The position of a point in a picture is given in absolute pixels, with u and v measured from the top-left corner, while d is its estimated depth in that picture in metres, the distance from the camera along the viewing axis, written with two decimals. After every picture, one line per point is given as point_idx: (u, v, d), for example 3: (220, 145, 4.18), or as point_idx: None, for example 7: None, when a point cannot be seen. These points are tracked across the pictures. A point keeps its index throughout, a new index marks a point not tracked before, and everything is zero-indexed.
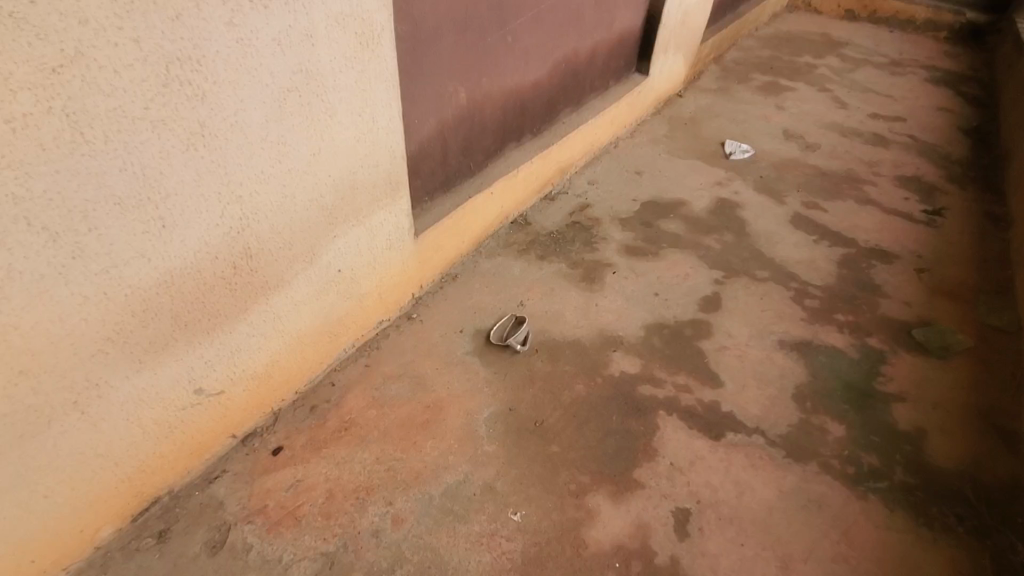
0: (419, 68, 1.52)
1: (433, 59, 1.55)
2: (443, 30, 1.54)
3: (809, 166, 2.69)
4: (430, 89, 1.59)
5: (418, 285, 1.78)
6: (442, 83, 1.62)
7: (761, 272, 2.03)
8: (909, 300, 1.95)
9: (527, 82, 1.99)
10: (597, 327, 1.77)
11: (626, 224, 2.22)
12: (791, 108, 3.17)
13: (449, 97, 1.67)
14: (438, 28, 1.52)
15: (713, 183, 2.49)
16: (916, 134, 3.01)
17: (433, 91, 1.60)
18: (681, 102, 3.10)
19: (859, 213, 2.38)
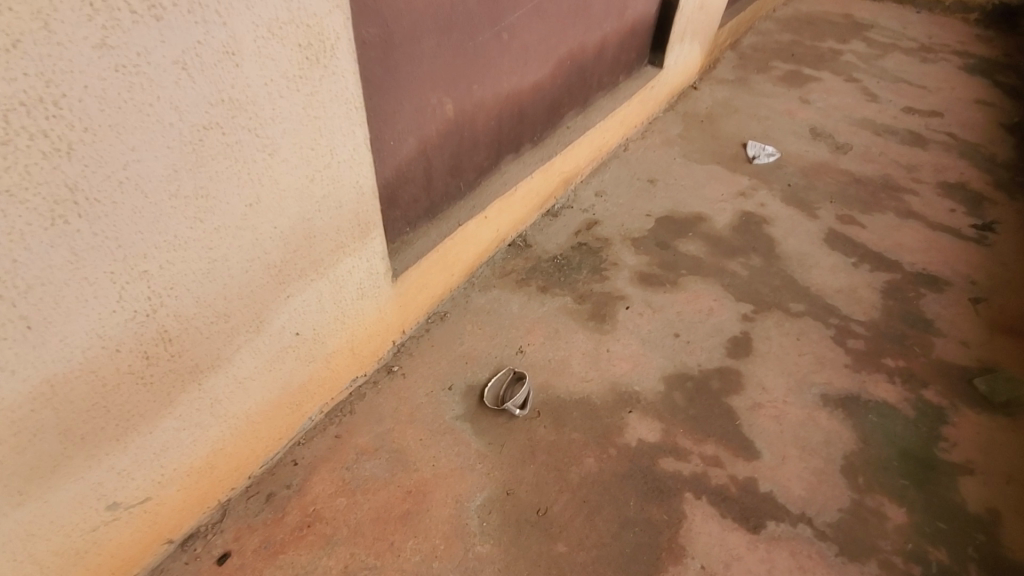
0: (393, 78, 1.23)
1: (410, 66, 1.26)
2: (422, 29, 1.24)
3: (841, 170, 2.40)
4: (407, 103, 1.30)
5: (398, 332, 1.52)
6: (423, 94, 1.33)
7: (795, 305, 1.76)
8: (967, 340, 1.69)
9: (526, 85, 1.69)
10: (609, 380, 1.51)
11: (640, 244, 1.93)
12: (818, 101, 2.85)
13: (432, 111, 1.38)
14: (416, 27, 1.22)
15: (735, 194, 2.20)
16: (956, 132, 2.71)
17: (411, 105, 1.31)
18: (696, 94, 2.79)
19: (901, 229, 2.11)
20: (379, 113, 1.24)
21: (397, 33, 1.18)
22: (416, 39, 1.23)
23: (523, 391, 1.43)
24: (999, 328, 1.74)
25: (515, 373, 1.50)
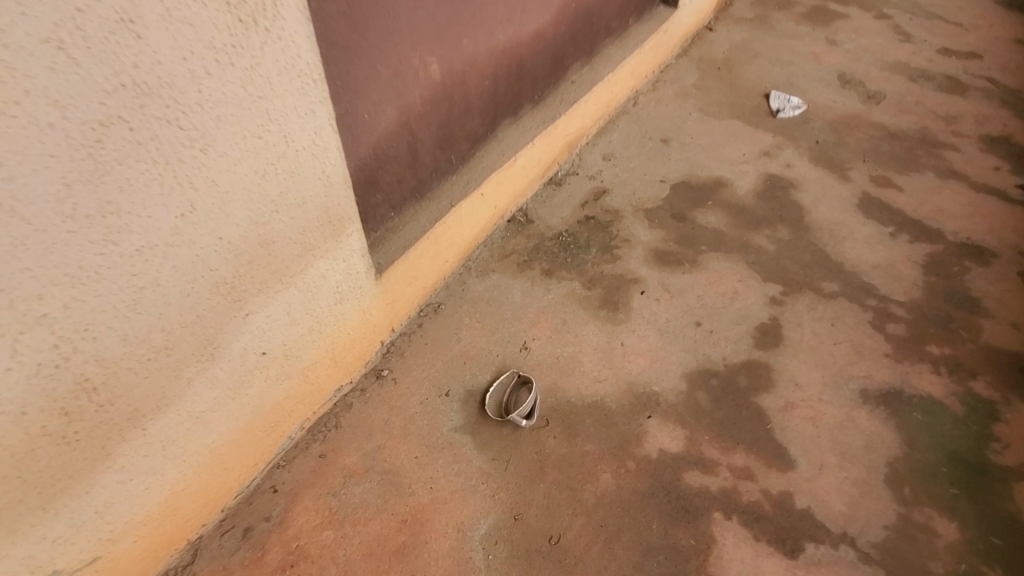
0: (362, 35, 1.00)
1: (382, 19, 1.02)
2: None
3: (874, 122, 2.15)
4: (383, 65, 1.07)
5: (386, 331, 1.35)
6: (401, 53, 1.10)
7: (828, 285, 1.58)
8: (1018, 321, 1.52)
9: (524, 36, 1.44)
10: (625, 379, 1.35)
11: (654, 216, 1.72)
12: (846, 42, 2.54)
13: (413, 75, 1.15)
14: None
15: (758, 154, 1.96)
16: (999, 73, 2.43)
17: (387, 69, 1.09)
18: (711, 36, 2.49)
19: (941, 191, 1.90)
20: (348, 80, 1.02)
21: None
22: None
23: (530, 399, 1.27)
24: None
25: (520, 375, 1.33)
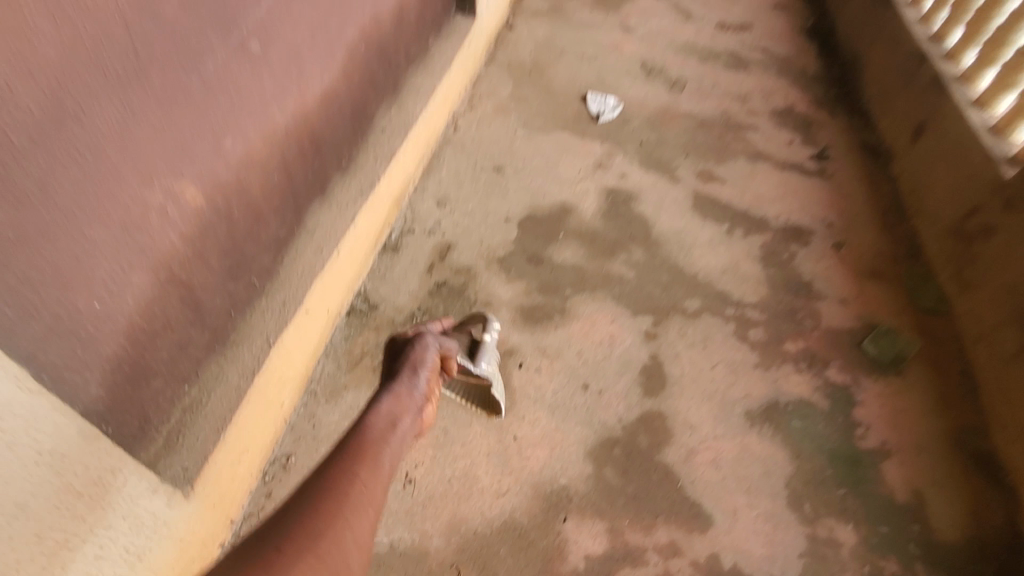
0: (42, 200, 0.60)
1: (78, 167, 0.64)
2: (76, 82, 0.60)
3: (685, 116, 2.04)
4: (99, 222, 0.68)
5: (223, 532, 1.07)
6: (127, 193, 0.70)
7: (691, 302, 1.54)
8: (846, 298, 1.61)
9: (313, 102, 1.07)
10: (529, 483, 1.20)
11: (510, 266, 1.51)
12: (640, 25, 2.39)
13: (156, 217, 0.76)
14: (59, 81, 0.58)
15: (592, 167, 1.81)
16: (769, 47, 2.38)
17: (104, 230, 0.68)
18: (514, 40, 2.21)
19: (755, 176, 1.88)
20: (34, 273, 0.62)
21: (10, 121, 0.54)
22: (64, 108, 0.59)
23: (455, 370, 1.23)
24: (869, 270, 1.68)
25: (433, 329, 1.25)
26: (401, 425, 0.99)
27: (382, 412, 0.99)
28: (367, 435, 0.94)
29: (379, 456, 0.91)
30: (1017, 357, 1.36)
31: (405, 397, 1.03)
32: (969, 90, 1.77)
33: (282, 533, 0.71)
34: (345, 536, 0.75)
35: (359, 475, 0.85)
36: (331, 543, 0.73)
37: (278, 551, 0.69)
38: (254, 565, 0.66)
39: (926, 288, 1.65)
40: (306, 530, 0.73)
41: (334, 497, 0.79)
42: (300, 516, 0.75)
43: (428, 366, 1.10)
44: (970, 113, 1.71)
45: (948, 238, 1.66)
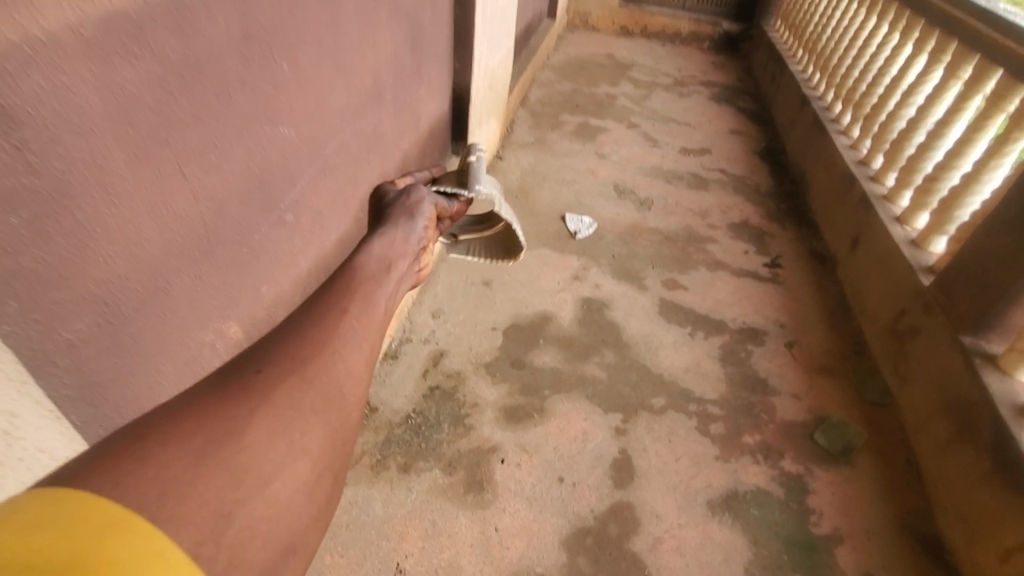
0: (135, 350, 0.81)
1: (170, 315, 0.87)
2: (169, 267, 0.83)
3: (653, 230, 2.36)
4: (172, 359, 0.89)
5: None
6: (190, 336, 0.92)
7: (657, 399, 1.73)
8: (798, 393, 1.80)
9: (330, 247, 1.36)
10: (509, 571, 1.34)
11: (495, 370, 1.73)
12: (613, 155, 2.80)
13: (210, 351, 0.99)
14: (159, 267, 0.81)
15: (569, 279, 2.08)
16: (727, 168, 2.82)
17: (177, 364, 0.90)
18: (504, 168, 2.60)
19: (714, 283, 2.15)
20: (121, 403, 0.81)
21: (124, 300, 0.76)
22: (160, 284, 0.82)
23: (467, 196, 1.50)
24: (818, 367, 1.89)
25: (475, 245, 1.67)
26: (396, 254, 1.10)
27: (379, 246, 1.08)
28: (365, 261, 1.01)
29: (374, 294, 0.92)
30: (948, 446, 1.52)
31: (401, 238, 1.15)
32: (892, 207, 2.07)
33: (264, 355, 0.71)
34: (332, 357, 0.75)
35: (345, 307, 0.84)
36: (317, 368, 0.72)
37: (260, 373, 0.68)
38: (231, 391, 0.64)
39: (871, 383, 1.84)
40: (287, 348, 0.73)
41: (318, 318, 0.80)
42: (280, 339, 0.75)
43: (425, 209, 1.32)
44: (892, 226, 1.98)
45: (886, 337, 1.88)
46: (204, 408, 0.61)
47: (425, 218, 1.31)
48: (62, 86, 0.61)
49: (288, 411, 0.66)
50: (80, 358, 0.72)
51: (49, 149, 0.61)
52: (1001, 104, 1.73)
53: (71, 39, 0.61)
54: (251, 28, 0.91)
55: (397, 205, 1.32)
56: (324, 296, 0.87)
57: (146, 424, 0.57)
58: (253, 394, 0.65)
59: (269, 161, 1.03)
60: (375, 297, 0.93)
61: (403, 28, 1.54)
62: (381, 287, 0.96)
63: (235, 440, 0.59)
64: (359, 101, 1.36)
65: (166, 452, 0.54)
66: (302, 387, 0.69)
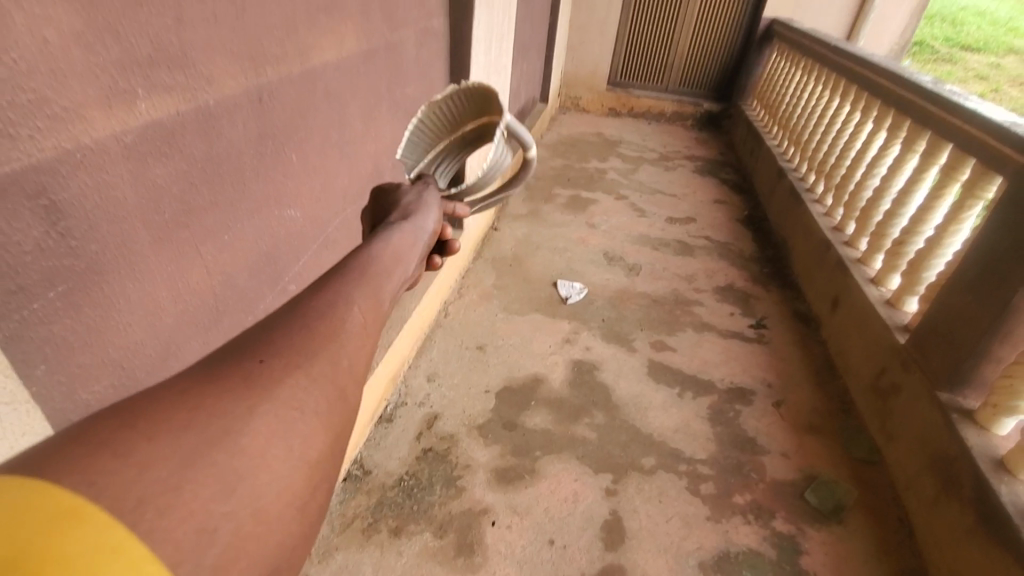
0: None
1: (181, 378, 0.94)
2: (181, 334, 0.92)
3: (640, 295, 2.49)
4: None
5: None
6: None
7: (647, 460, 1.76)
8: (787, 451, 1.82)
9: None
10: None
11: (488, 432, 1.78)
12: (602, 224, 3.00)
13: None
14: (171, 335, 0.90)
15: (560, 342, 2.16)
16: (712, 236, 3.03)
17: None
18: (499, 238, 2.76)
19: (702, 344, 2.24)
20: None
21: (139, 364, 0.84)
22: (172, 350, 0.91)
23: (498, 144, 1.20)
24: (807, 425, 1.93)
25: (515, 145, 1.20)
26: (410, 247, 0.91)
27: (394, 238, 0.89)
28: (375, 252, 0.83)
29: (381, 290, 0.75)
30: (936, 501, 1.53)
31: (415, 229, 0.99)
32: (866, 269, 2.21)
33: (267, 339, 0.59)
34: (342, 351, 0.63)
35: (353, 298, 0.69)
36: (327, 362, 0.60)
37: (263, 362, 0.56)
38: (229, 376, 0.54)
39: (859, 440, 1.87)
40: (292, 336, 0.61)
41: (323, 307, 0.65)
42: (286, 323, 0.63)
43: (436, 202, 1.12)
44: (868, 287, 2.11)
45: (870, 395, 1.93)
46: (196, 398, 0.50)
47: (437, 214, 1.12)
48: (103, 183, 0.73)
49: (292, 411, 0.54)
50: (94, 419, 0.77)
51: (88, 235, 0.72)
52: (955, 175, 1.87)
53: (114, 144, 0.73)
54: (265, 129, 1.06)
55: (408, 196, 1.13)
56: (328, 280, 0.72)
57: (125, 407, 0.46)
58: (255, 387, 0.54)
59: (276, 239, 1.16)
60: (382, 293, 0.77)
61: (402, 119, 1.73)
62: (389, 282, 0.79)
63: (230, 439, 0.49)
64: (360, 183, 1.52)
65: (150, 451, 0.44)
66: (311, 386, 0.58)
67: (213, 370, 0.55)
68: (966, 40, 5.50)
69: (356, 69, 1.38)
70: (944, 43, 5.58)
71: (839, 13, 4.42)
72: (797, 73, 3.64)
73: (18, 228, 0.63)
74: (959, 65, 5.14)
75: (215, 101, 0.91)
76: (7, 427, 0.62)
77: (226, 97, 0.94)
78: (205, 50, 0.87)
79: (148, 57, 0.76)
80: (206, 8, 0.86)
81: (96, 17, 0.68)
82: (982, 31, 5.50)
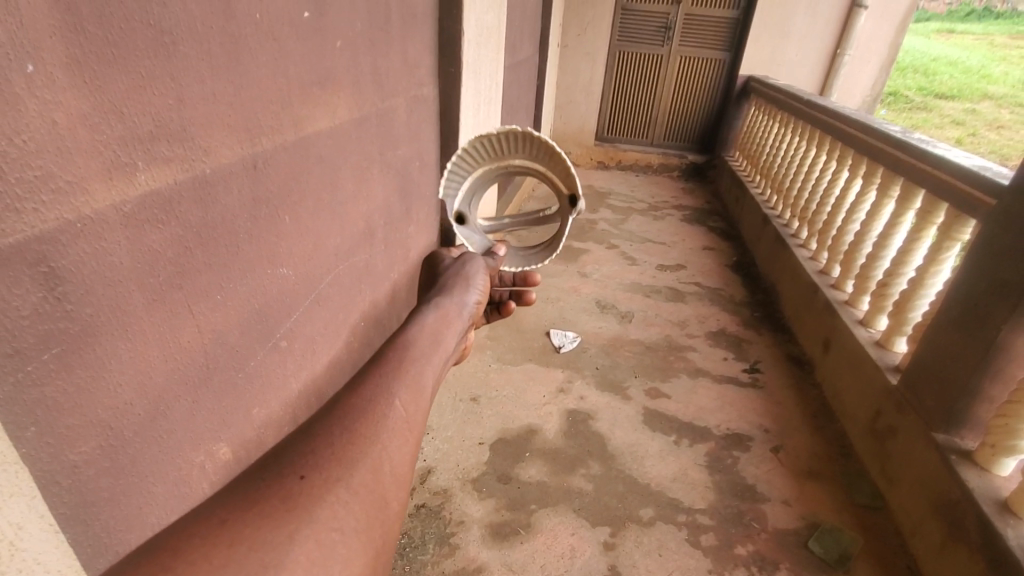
0: (131, 471, 0.87)
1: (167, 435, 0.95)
2: (170, 393, 0.94)
3: (633, 342, 2.51)
4: (161, 480, 0.94)
5: None
6: (182, 456, 0.99)
7: (645, 510, 1.72)
8: (788, 499, 1.79)
9: (320, 369, 1.48)
10: None
11: (482, 486, 1.75)
12: (594, 273, 3.06)
13: (200, 471, 1.04)
14: (161, 394, 0.92)
15: (554, 392, 2.17)
16: (702, 281, 3.08)
17: (166, 483, 0.95)
18: None
19: (697, 390, 2.24)
20: (111, 524, 0.85)
21: (127, 424, 0.85)
22: (161, 409, 0.92)
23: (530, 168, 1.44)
24: (807, 471, 1.90)
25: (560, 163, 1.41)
26: (446, 328, 1.19)
27: (431, 323, 1.17)
28: (415, 338, 1.10)
29: (421, 377, 1.00)
30: (943, 547, 1.49)
31: (452, 314, 1.26)
32: (854, 310, 2.25)
33: (308, 458, 0.78)
34: (374, 456, 0.82)
35: (395, 392, 0.93)
36: (360, 472, 0.79)
37: (304, 478, 0.75)
38: (278, 493, 0.72)
39: (861, 486, 1.84)
40: (332, 450, 0.80)
41: (371, 408, 0.88)
42: (327, 436, 0.82)
43: (476, 283, 1.39)
44: (857, 329, 2.14)
45: (869, 438, 1.91)
46: (254, 513, 0.69)
47: (477, 289, 1.40)
48: (100, 250, 0.77)
49: (331, 533, 0.70)
50: (79, 479, 0.78)
51: (83, 298, 0.75)
52: (930, 218, 1.93)
53: (113, 213, 0.78)
54: (259, 194, 1.12)
55: (452, 275, 1.43)
56: (376, 372, 0.97)
57: (203, 523, 0.66)
58: (296, 505, 0.71)
59: (269, 297, 1.20)
60: (423, 378, 1.01)
61: (393, 179, 1.81)
62: (427, 368, 1.04)
63: (275, 559, 0.64)
64: (352, 241, 1.57)
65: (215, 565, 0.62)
66: (347, 496, 0.75)
67: (271, 483, 0.74)
68: (938, 89, 5.77)
69: (349, 135, 1.47)
70: (918, 92, 5.85)
71: (812, 69, 4.66)
72: (775, 125, 3.82)
73: (17, 295, 0.66)
74: (934, 112, 5.37)
75: (211, 169, 0.97)
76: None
77: (222, 166, 1.00)
78: (204, 124, 0.94)
79: (149, 132, 0.82)
80: (205, 87, 0.93)
81: (103, 100, 0.74)
82: (953, 80, 5.78)
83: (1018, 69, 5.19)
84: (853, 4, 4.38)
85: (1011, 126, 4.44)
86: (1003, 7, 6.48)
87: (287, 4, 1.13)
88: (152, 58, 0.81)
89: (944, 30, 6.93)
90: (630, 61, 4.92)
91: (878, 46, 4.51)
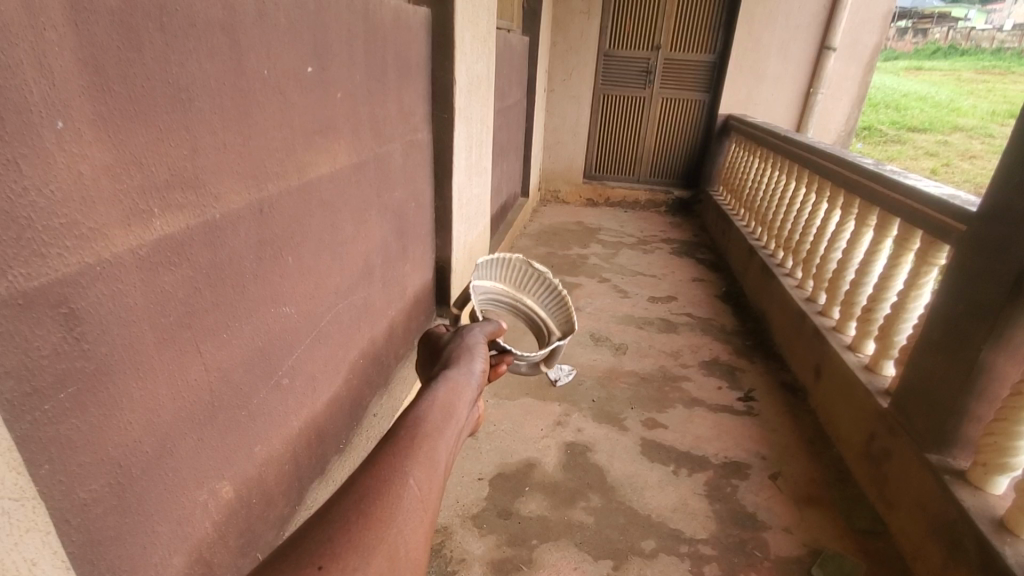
0: (134, 511, 0.88)
1: (167, 475, 0.95)
2: (177, 431, 0.96)
3: (628, 372, 2.56)
4: (161, 523, 0.94)
5: None
6: (185, 496, 1.00)
7: (647, 543, 1.70)
8: (789, 526, 1.79)
9: (322, 405, 1.50)
10: None
11: (482, 522, 1.74)
12: (586, 307, 3.13)
13: (202, 510, 1.05)
14: (167, 432, 0.94)
15: (552, 425, 2.18)
16: (693, 312, 3.15)
17: (167, 522, 0.96)
18: None
19: (693, 419, 2.26)
20: (116, 564, 0.85)
21: (135, 461, 0.87)
22: (168, 448, 0.94)
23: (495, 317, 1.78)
24: (806, 498, 1.90)
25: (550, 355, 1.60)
26: (459, 402, 1.04)
27: (440, 394, 1.03)
28: (425, 411, 0.97)
29: (435, 451, 0.89)
30: (945, 569, 1.49)
31: (461, 383, 1.10)
32: (841, 335, 2.31)
33: (325, 545, 0.70)
34: (391, 542, 0.75)
35: (409, 471, 0.83)
36: (378, 560, 0.72)
37: (322, 570, 0.67)
38: None
39: (860, 511, 1.84)
40: (349, 536, 0.72)
41: (383, 490, 0.79)
42: (341, 519, 0.74)
43: (480, 350, 1.25)
44: (845, 354, 2.19)
45: (865, 463, 1.93)
46: None
47: (481, 358, 1.24)
48: (117, 292, 0.80)
49: None
50: (88, 517, 0.79)
51: (99, 338, 0.78)
52: (907, 245, 2.01)
53: (129, 256, 0.82)
54: (265, 236, 1.17)
55: (455, 345, 1.26)
56: (388, 450, 0.86)
57: None
58: None
59: (274, 336, 1.24)
60: (437, 454, 0.90)
61: (390, 220, 1.87)
62: (443, 440, 0.93)
63: None
64: (352, 280, 1.62)
65: None
66: None
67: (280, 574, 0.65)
68: (911, 122, 6.04)
69: (349, 178, 1.54)
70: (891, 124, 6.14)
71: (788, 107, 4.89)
72: (754, 160, 3.99)
73: (38, 336, 0.69)
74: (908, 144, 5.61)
75: (220, 215, 1.02)
76: (14, 523, 0.63)
77: (231, 211, 1.05)
78: (216, 173, 1.00)
79: (165, 181, 0.88)
80: (217, 138, 0.99)
81: (124, 152, 0.80)
82: (924, 114, 6.03)
83: (985, 101, 5.43)
84: (823, 47, 4.63)
85: (983, 156, 4.63)
86: (966, 45, 6.88)
87: (293, 59, 1.21)
88: (169, 112, 0.87)
89: (912, 67, 7.30)
90: (614, 102, 5.12)
91: (848, 86, 4.76)
